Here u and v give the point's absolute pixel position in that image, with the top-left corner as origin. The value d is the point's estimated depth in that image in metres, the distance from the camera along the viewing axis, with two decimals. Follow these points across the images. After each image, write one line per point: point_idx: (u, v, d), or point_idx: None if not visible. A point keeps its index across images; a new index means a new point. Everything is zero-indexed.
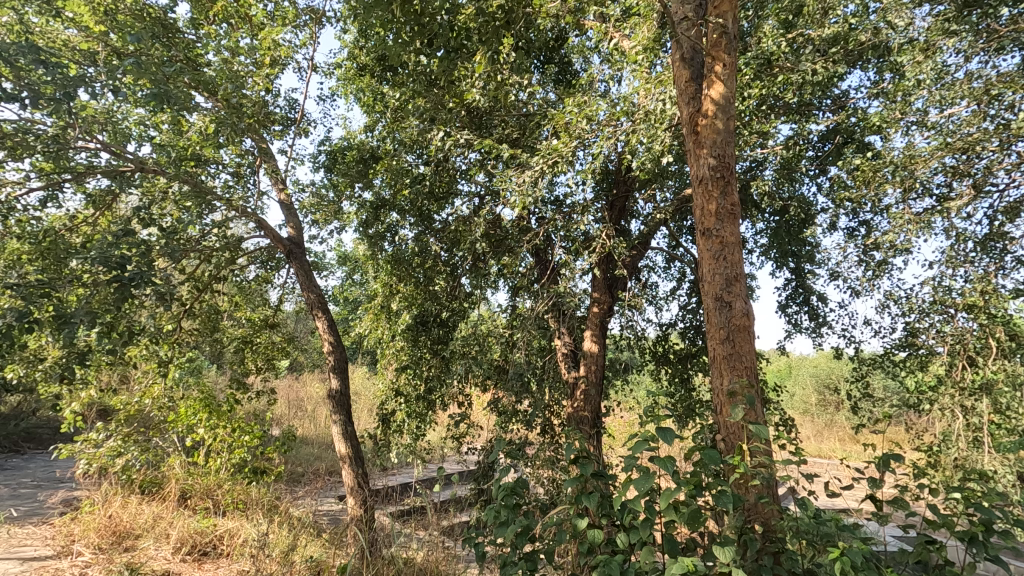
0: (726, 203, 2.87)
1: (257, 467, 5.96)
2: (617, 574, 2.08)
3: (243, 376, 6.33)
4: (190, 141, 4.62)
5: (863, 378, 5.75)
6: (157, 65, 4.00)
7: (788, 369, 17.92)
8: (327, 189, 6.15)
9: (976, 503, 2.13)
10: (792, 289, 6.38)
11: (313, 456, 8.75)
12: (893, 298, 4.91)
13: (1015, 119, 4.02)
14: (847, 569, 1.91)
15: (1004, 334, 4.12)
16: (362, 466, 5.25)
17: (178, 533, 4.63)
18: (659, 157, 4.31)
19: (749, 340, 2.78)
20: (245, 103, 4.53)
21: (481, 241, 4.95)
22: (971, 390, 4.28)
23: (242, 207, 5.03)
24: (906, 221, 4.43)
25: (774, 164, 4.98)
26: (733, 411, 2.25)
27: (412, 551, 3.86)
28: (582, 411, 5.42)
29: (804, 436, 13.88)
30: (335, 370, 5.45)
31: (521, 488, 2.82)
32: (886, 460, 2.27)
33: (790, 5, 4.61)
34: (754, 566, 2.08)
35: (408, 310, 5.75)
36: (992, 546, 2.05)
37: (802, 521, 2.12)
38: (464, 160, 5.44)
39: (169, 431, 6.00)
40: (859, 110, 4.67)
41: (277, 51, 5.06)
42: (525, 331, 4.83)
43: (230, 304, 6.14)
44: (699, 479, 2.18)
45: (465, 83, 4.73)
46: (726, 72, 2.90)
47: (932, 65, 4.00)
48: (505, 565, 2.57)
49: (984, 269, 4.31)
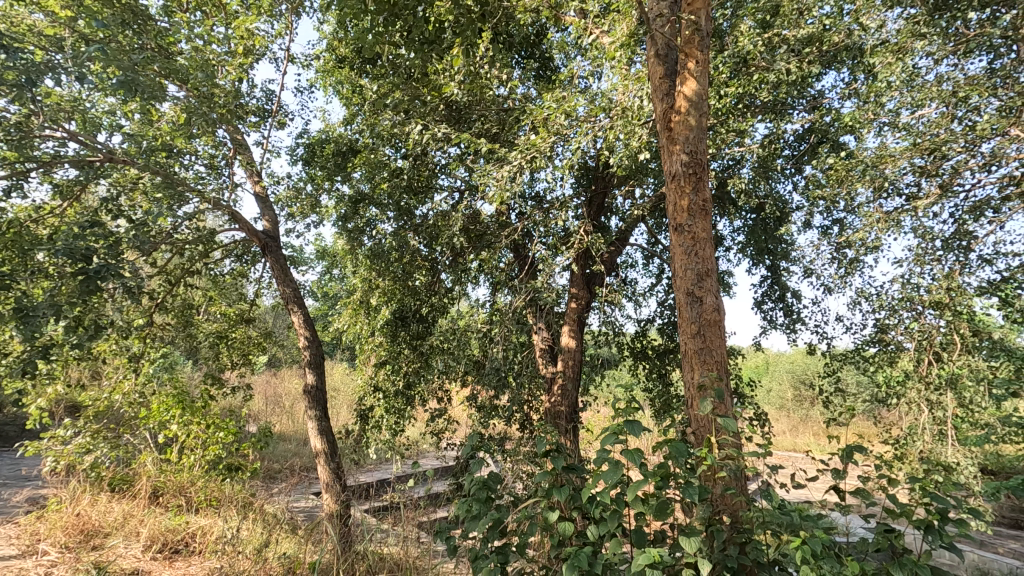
0: (698, 199, 2.90)
1: (231, 464, 5.66)
2: (585, 566, 2.10)
3: (218, 371, 6.23)
4: (162, 131, 4.52)
5: (835, 373, 5.86)
6: (125, 53, 3.89)
7: (765, 365, 18.25)
8: (304, 182, 6.06)
9: (933, 492, 2.18)
10: (767, 286, 6.49)
11: (290, 452, 8.66)
12: (865, 295, 5.02)
13: (981, 121, 4.12)
14: (809, 558, 1.95)
15: (968, 330, 4.24)
16: (339, 462, 5.21)
17: (148, 531, 4.55)
18: (637, 153, 4.35)
19: (720, 335, 2.82)
20: (216, 92, 4.45)
21: (459, 236, 4.93)
22: (937, 385, 4.36)
23: (216, 199, 4.93)
24: (877, 220, 4.54)
25: (751, 163, 5.05)
26: (702, 404, 2.29)
27: (388, 546, 3.85)
28: (559, 405, 5.45)
29: (779, 430, 14.17)
30: (311, 365, 5.39)
31: (493, 481, 2.83)
32: (850, 452, 2.31)
33: (766, 6, 4.67)
34: (720, 556, 2.11)
35: (386, 305, 5.72)
36: (948, 534, 2.10)
37: (767, 512, 2.16)
38: (443, 155, 5.42)
39: (140, 427, 5.87)
40: (833, 110, 4.75)
41: (253, 41, 4.97)
42: (503, 327, 4.83)
43: (204, 298, 6.03)
44: (667, 471, 2.21)
45: (444, 76, 4.70)
46: (699, 68, 2.93)
47: (902, 67, 4.08)
48: (477, 559, 2.58)
49: (950, 267, 4.43)
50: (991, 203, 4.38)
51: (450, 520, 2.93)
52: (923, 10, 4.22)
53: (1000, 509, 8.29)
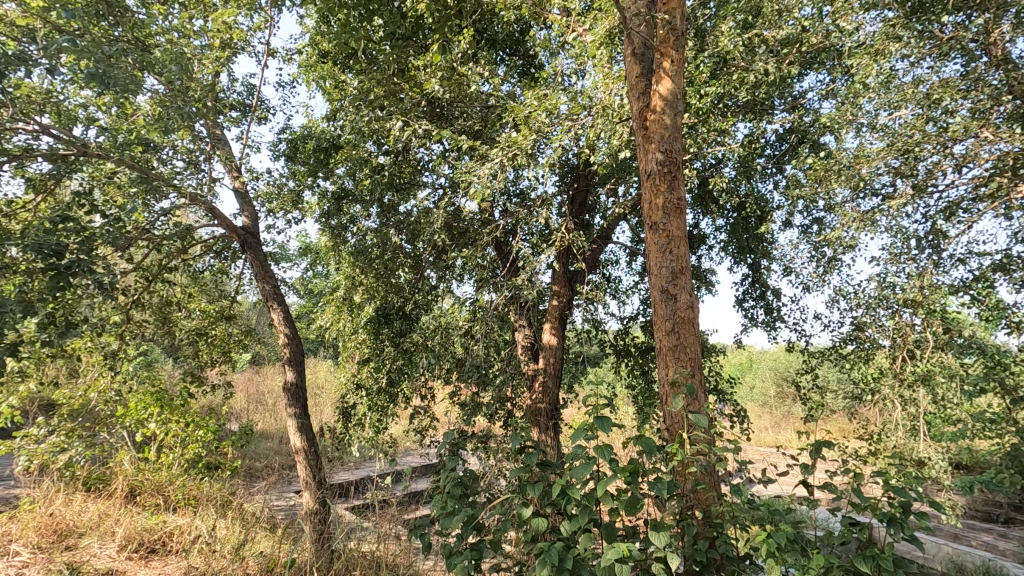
0: (673, 197, 2.93)
1: (211, 462, 5.93)
2: (557, 561, 2.11)
3: (198, 369, 6.16)
4: (137, 125, 4.44)
5: (814, 370, 5.95)
6: (96, 44, 3.80)
7: (748, 362, 18.47)
8: (285, 178, 6.00)
9: (897, 486, 2.22)
10: (748, 284, 6.58)
11: (272, 450, 8.60)
12: (843, 293, 5.10)
13: (955, 123, 4.19)
14: (774, 551, 1.98)
15: (940, 328, 4.32)
16: (319, 460, 5.18)
17: (123, 531, 4.47)
18: (618, 151, 4.36)
19: (694, 332, 2.85)
20: (191, 85, 4.35)
21: (441, 233, 4.93)
22: (910, 381, 4.43)
23: (193, 193, 4.86)
24: (853, 220, 4.61)
25: (731, 162, 5.10)
26: (673, 400, 2.31)
27: (366, 543, 3.82)
28: (540, 402, 5.46)
29: (761, 426, 14.37)
30: (292, 363, 5.35)
31: (469, 478, 2.83)
32: (818, 447, 2.33)
33: (748, 6, 4.71)
34: (689, 551, 2.14)
35: (369, 302, 5.69)
36: (910, 527, 2.13)
37: (736, 506, 2.18)
38: (427, 152, 5.40)
39: (117, 426, 5.79)
40: (813, 110, 4.81)
41: (231, 34, 4.91)
42: (484, 324, 4.83)
43: (183, 295, 5.96)
44: (639, 467, 2.23)
45: (425, 73, 4.68)
46: (674, 68, 2.95)
47: (879, 68, 4.14)
48: (451, 556, 2.58)
49: (924, 266, 4.51)
50: (962, 203, 4.47)
51: (426, 517, 2.93)
52: (901, 13, 4.27)
53: (973, 503, 8.48)
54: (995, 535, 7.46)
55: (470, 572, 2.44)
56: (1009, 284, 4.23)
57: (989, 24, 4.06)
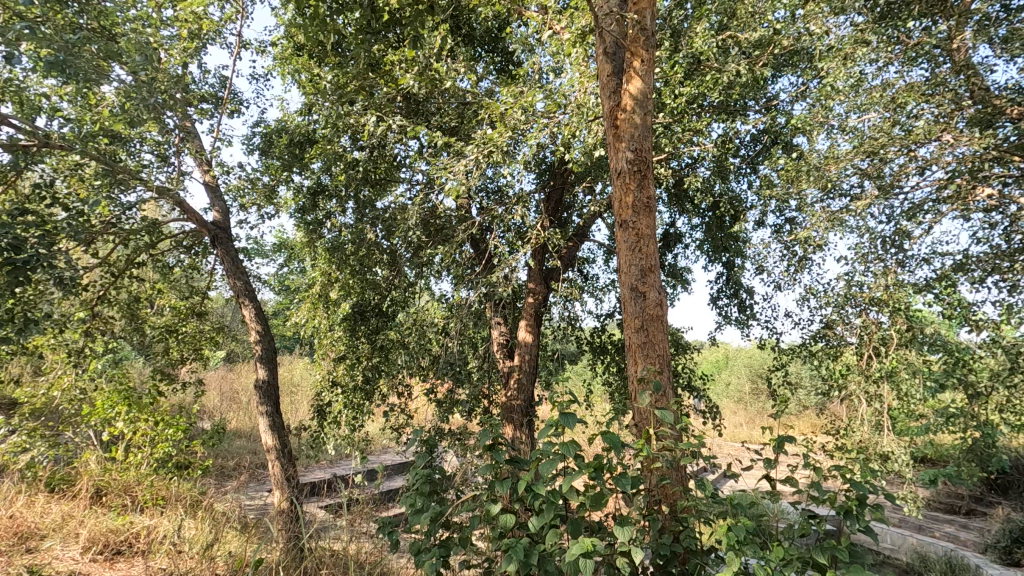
0: (643, 196, 2.96)
1: (181, 462, 5.72)
2: (522, 558, 2.11)
3: (167, 367, 6.02)
4: (100, 116, 4.26)
5: (785, 366, 6.06)
6: (57, 32, 3.68)
7: (723, 359, 18.76)
8: (259, 173, 5.90)
9: (855, 479, 2.26)
10: (722, 283, 6.69)
11: (246, 449, 8.47)
12: (813, 292, 5.21)
13: (921, 126, 4.28)
14: (734, 544, 2.01)
15: (904, 325, 4.42)
16: (290, 459, 5.11)
17: (88, 532, 4.36)
18: (594, 149, 4.38)
19: (662, 330, 2.89)
20: (157, 76, 4.24)
21: (416, 230, 4.89)
22: (876, 377, 4.55)
23: (161, 186, 4.74)
24: (822, 220, 4.71)
25: (706, 162, 5.16)
26: (640, 397, 2.33)
27: (338, 542, 3.79)
28: (515, 399, 5.47)
29: (735, 422, 14.65)
30: (263, 360, 5.27)
31: (439, 475, 2.82)
32: (781, 442, 2.36)
33: (722, 8, 4.76)
34: (654, 545, 2.16)
35: (345, 298, 5.64)
36: (865, 518, 2.18)
37: (699, 501, 2.21)
38: (403, 148, 5.36)
39: (81, 425, 5.66)
40: (784, 112, 4.90)
41: (201, 25, 4.81)
42: (460, 321, 4.83)
43: (151, 291, 5.81)
44: (604, 462, 2.25)
45: (400, 68, 4.64)
46: (644, 68, 2.97)
47: (847, 72, 4.22)
48: (419, 552, 2.58)
49: (890, 265, 4.61)
50: (926, 204, 4.59)
51: (395, 515, 2.92)
52: (869, 18, 4.37)
53: (937, 495, 8.75)
54: (957, 526, 7.70)
55: (437, 569, 2.44)
56: (969, 284, 4.37)
57: (953, 30, 4.17)
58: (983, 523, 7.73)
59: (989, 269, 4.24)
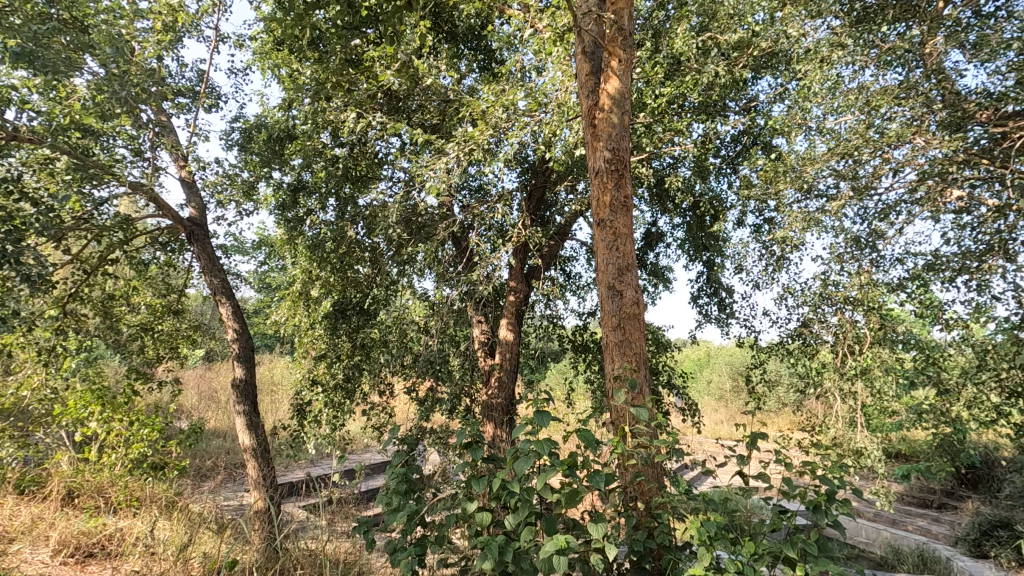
0: (620, 195, 2.98)
1: (156, 462, 5.62)
2: (497, 556, 2.12)
3: (142, 366, 5.90)
4: (71, 110, 4.08)
5: (763, 364, 6.14)
6: (23, 21, 3.57)
7: (705, 356, 18.98)
8: (238, 168, 5.82)
9: (824, 475, 2.30)
10: (703, 282, 6.76)
11: (223, 449, 8.36)
12: (790, 291, 5.29)
13: (895, 129, 4.35)
14: (705, 540, 2.04)
15: (877, 324, 4.51)
16: (268, 458, 5.06)
17: (58, 535, 4.24)
18: (575, 149, 4.40)
19: (639, 328, 2.91)
20: (129, 69, 4.15)
21: (397, 227, 4.86)
22: (850, 375, 4.64)
23: (136, 182, 4.64)
24: (799, 220, 4.79)
25: (687, 162, 5.21)
26: (615, 395, 2.34)
27: (316, 543, 3.75)
28: (495, 397, 5.46)
29: (715, 420, 14.86)
30: (241, 358, 5.20)
31: (417, 474, 2.81)
32: (754, 438, 2.39)
33: (703, 9, 4.80)
34: (628, 541, 2.18)
35: (326, 296, 5.59)
36: (834, 513, 2.22)
37: (673, 497, 2.24)
38: (385, 146, 5.33)
39: (53, 425, 5.54)
40: (763, 113, 4.97)
41: (175, 17, 4.73)
42: (440, 320, 4.81)
43: (126, 288, 5.69)
44: (578, 460, 2.27)
45: (381, 64, 4.60)
46: (622, 67, 2.99)
47: (823, 75, 4.29)
48: (395, 551, 2.57)
49: (865, 265, 4.69)
50: (899, 205, 4.68)
51: (373, 514, 2.90)
52: (845, 23, 4.44)
53: (911, 490, 8.95)
54: (929, 520, 7.89)
55: (413, 568, 2.44)
56: (941, 284, 4.46)
57: (926, 35, 4.25)
58: (954, 517, 7.92)
59: (958, 269, 4.34)
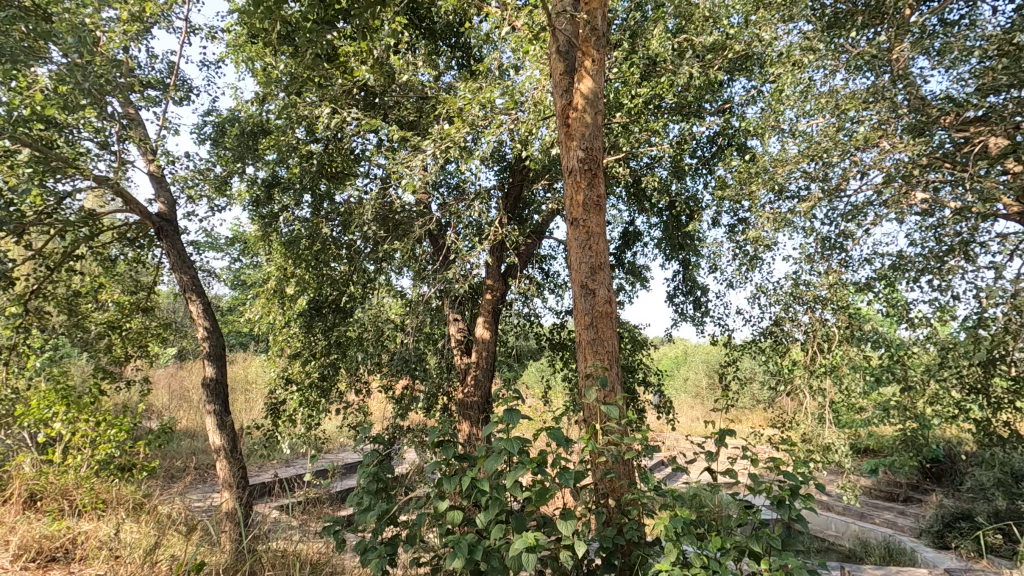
0: (593, 195, 3.00)
1: (123, 464, 5.47)
2: (466, 554, 2.12)
3: (109, 365, 5.71)
4: (33, 100, 3.94)
5: (736, 362, 6.25)
6: None
7: (682, 354, 19.21)
8: (210, 163, 5.70)
9: (789, 471, 2.35)
10: (679, 281, 6.83)
11: (194, 450, 8.18)
12: (763, 290, 5.39)
13: (863, 132, 4.45)
14: (672, 535, 2.06)
15: (845, 323, 4.63)
16: (239, 457, 4.97)
17: (17, 539, 4.06)
18: (551, 147, 4.41)
19: (611, 327, 2.93)
20: (95, 60, 4.03)
21: (373, 225, 4.82)
22: (819, 372, 4.75)
23: (101, 175, 4.51)
24: (772, 220, 4.87)
25: (664, 162, 5.26)
26: (586, 393, 2.36)
27: (288, 544, 3.71)
28: (472, 395, 5.44)
29: (691, 417, 15.08)
30: (211, 357, 5.10)
31: (389, 474, 2.79)
32: (721, 435, 2.43)
33: (679, 11, 4.85)
34: (597, 537, 2.20)
35: (301, 294, 5.51)
36: (797, 508, 2.27)
37: (643, 495, 2.26)
38: (361, 142, 5.27)
39: (14, 426, 5.35)
40: (738, 114, 5.04)
41: (143, 8, 4.60)
42: (416, 317, 4.78)
43: (92, 285, 5.53)
44: (548, 458, 2.28)
45: (356, 59, 4.55)
46: (595, 67, 3.01)
47: (795, 79, 4.37)
48: (365, 551, 2.55)
49: (834, 265, 4.80)
50: (867, 206, 4.80)
51: (344, 514, 2.88)
52: (816, 27, 4.53)
53: (878, 484, 9.21)
54: (895, 513, 8.13)
55: (384, 567, 2.43)
56: (906, 284, 4.59)
57: (894, 41, 4.35)
58: (919, 510, 8.18)
59: (922, 269, 4.46)
